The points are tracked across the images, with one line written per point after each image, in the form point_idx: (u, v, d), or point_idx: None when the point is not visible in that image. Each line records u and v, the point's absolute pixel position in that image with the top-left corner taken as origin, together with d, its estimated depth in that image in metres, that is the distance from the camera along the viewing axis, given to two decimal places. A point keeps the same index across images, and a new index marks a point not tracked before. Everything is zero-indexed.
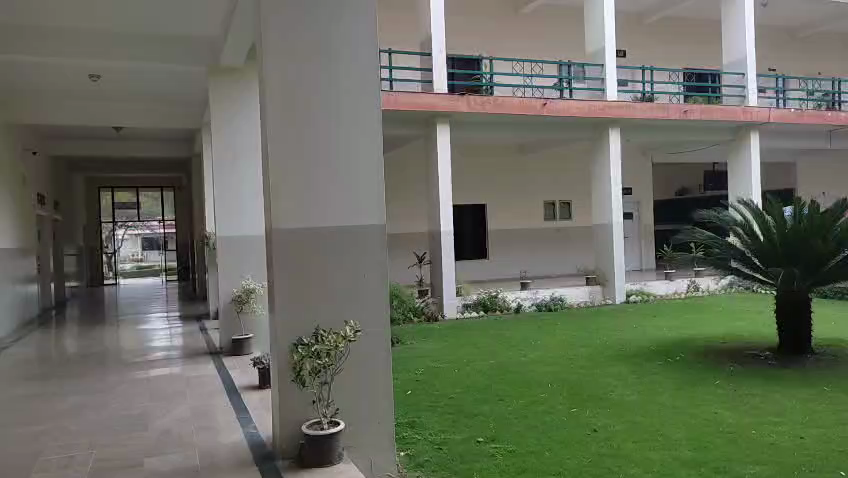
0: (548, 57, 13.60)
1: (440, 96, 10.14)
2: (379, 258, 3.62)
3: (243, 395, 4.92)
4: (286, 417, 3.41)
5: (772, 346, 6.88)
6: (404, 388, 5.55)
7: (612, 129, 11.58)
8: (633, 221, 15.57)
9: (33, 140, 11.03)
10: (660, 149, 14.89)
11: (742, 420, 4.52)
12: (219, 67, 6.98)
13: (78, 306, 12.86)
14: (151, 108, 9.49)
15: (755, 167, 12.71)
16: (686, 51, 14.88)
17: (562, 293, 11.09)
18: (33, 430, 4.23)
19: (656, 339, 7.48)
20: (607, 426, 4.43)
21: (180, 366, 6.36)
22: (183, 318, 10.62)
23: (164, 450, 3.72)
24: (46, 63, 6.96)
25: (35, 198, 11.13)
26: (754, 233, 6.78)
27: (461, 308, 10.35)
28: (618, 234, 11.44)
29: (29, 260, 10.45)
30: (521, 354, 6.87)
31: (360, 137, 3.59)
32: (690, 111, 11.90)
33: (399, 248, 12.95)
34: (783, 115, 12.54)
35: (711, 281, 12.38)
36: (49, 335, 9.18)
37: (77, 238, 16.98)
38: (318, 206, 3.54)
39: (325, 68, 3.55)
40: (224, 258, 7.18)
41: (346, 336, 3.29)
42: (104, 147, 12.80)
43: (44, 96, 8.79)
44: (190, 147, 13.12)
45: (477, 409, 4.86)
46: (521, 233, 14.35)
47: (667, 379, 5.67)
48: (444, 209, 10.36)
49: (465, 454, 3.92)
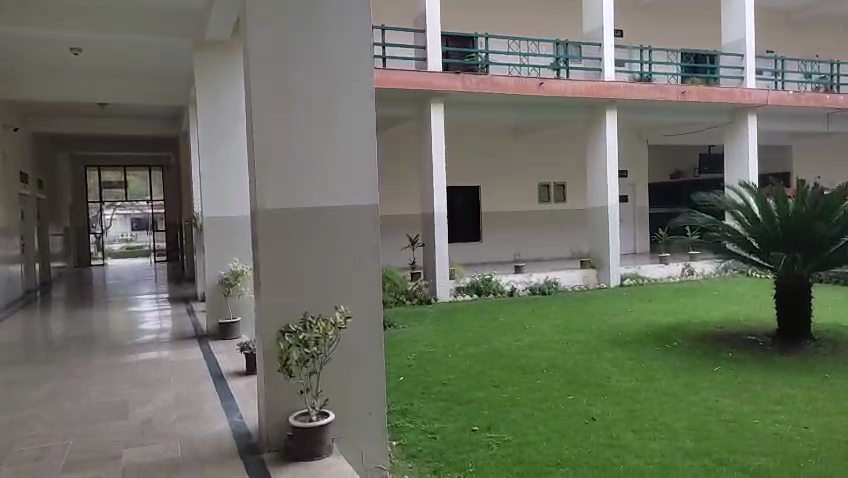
0: (544, 35, 13.34)
1: (433, 75, 9.89)
2: (372, 242, 3.42)
3: (229, 382, 4.74)
4: (272, 408, 3.23)
5: (770, 331, 6.78)
6: (396, 373, 5.40)
7: (609, 110, 11.33)
8: (628, 204, 15.45)
9: (15, 117, 10.71)
10: (657, 130, 14.71)
11: (741, 407, 4.41)
12: (205, 42, 6.72)
13: (63, 288, 12.59)
14: (136, 85, 9.21)
15: (753, 151, 12.54)
16: (684, 32, 14.67)
17: (556, 276, 10.99)
18: (9, 419, 4.04)
19: (652, 324, 7.34)
20: (605, 414, 4.30)
21: (168, 350, 6.19)
22: (172, 300, 10.41)
23: (145, 441, 3.54)
24: (23, 36, 6.69)
25: (17, 176, 10.83)
26: (756, 216, 6.61)
27: (455, 291, 10.23)
28: (615, 218, 11.29)
29: (13, 241, 10.21)
30: (516, 339, 6.72)
31: (350, 117, 3.38)
32: (687, 92, 11.71)
33: (392, 230, 12.77)
34: (781, 97, 12.38)
35: (706, 265, 12.27)
36: (33, 317, 8.95)
37: (63, 219, 16.68)
38: (309, 186, 3.34)
39: (314, 46, 3.32)
40: (210, 241, 6.98)
41: (336, 323, 3.10)
42: (89, 124, 12.50)
43: (24, 70, 8.51)
44: (177, 125, 12.82)
45: (472, 396, 4.72)
46: (516, 215, 14.19)
47: (665, 365, 5.54)
48: (437, 191, 10.15)
49: (459, 444, 3.77)
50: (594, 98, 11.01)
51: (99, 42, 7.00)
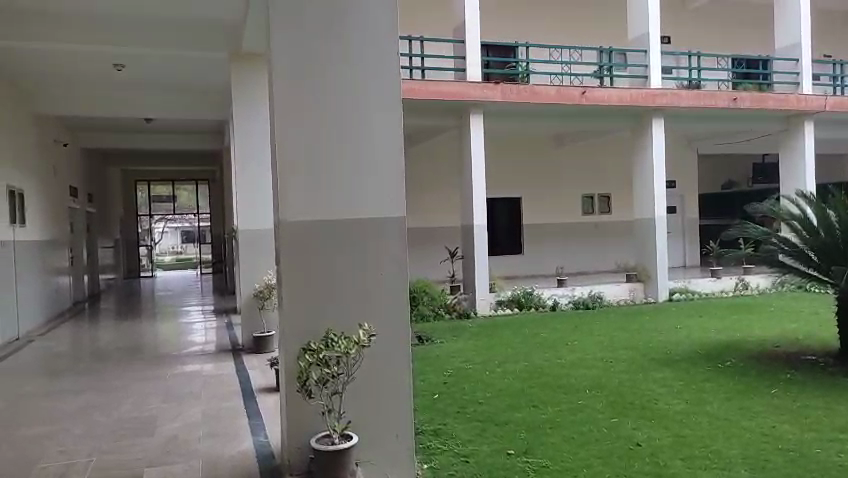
0: (588, 43, 13.04)
1: (473, 85, 9.74)
2: (398, 253, 3.28)
3: (258, 399, 4.65)
4: (294, 428, 3.10)
5: (831, 351, 6.35)
6: (430, 391, 5.23)
7: (656, 118, 10.94)
8: (677, 215, 14.92)
9: (64, 132, 11.01)
10: (707, 139, 14.19)
11: (802, 435, 4.07)
12: (240, 54, 6.73)
13: (112, 299, 12.84)
14: (179, 99, 9.38)
15: (810, 159, 11.92)
16: (734, 36, 14.16)
17: (601, 290, 10.63)
18: (35, 433, 4.03)
19: (702, 341, 6.96)
20: (651, 439, 4.02)
21: (205, 363, 6.16)
22: (215, 312, 10.50)
23: (169, 459, 3.47)
24: (65, 52, 6.85)
25: (66, 190, 11.13)
26: (814, 227, 6.22)
27: (495, 305, 10.00)
28: (662, 230, 10.88)
29: (61, 253, 10.48)
30: (558, 355, 6.47)
31: (374, 126, 3.26)
32: (739, 98, 11.22)
33: (431, 243, 12.63)
34: (840, 103, 11.77)
35: (761, 279, 11.72)
36: (79, 327, 9.12)
37: (113, 231, 17.13)
38: (332, 197, 3.22)
39: (337, 51, 3.22)
40: (245, 252, 6.96)
41: (359, 341, 2.96)
42: (134, 138, 12.79)
43: (70, 86, 8.73)
44: (219, 138, 12.99)
45: (508, 416, 4.50)
46: (560, 228, 13.88)
47: (716, 386, 5.22)
48: (477, 202, 9.96)
49: (496, 469, 3.57)
50: (638, 106, 10.66)
51: (138, 56, 7.12)
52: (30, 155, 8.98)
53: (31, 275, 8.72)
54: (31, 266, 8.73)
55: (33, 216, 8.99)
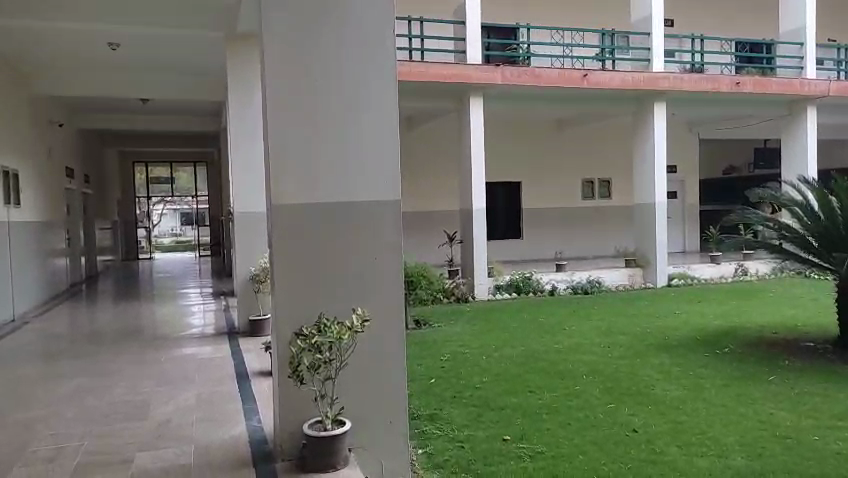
0: (590, 25, 12.89)
1: (473, 67, 9.60)
2: (393, 240, 3.22)
3: (253, 383, 4.62)
4: (286, 414, 3.07)
5: (830, 338, 6.30)
6: (427, 376, 5.19)
7: (657, 102, 10.83)
8: (677, 201, 14.84)
9: (59, 113, 10.89)
10: (708, 124, 14.07)
11: (799, 422, 4.04)
12: (236, 35, 6.63)
13: (109, 281, 12.79)
14: (175, 79, 9.27)
15: (812, 144, 11.82)
16: (738, 19, 13.99)
17: (599, 275, 10.59)
18: (28, 417, 3.99)
19: (700, 327, 6.93)
20: (648, 426, 3.99)
21: (201, 346, 6.14)
22: (212, 294, 10.45)
23: (160, 444, 3.43)
24: (58, 31, 6.74)
25: (62, 171, 11.02)
26: (817, 215, 6.15)
27: (493, 290, 9.95)
28: (661, 215, 10.82)
29: (57, 235, 10.40)
30: (557, 341, 6.44)
31: (369, 111, 3.18)
32: (742, 83, 11.08)
33: (430, 227, 12.57)
34: (844, 88, 11.63)
35: (760, 265, 11.67)
36: (74, 309, 9.07)
37: (110, 213, 17.04)
38: (326, 183, 3.15)
39: (332, 35, 3.13)
40: (241, 236, 6.91)
41: (352, 327, 2.91)
42: (130, 119, 12.66)
43: (65, 66, 8.62)
44: (217, 120, 12.87)
45: (504, 402, 4.47)
46: (560, 212, 13.82)
47: (714, 373, 5.18)
48: (475, 186, 9.88)
49: (490, 455, 3.53)
50: (639, 90, 10.52)
51: (132, 36, 7.03)
52: (25, 135, 8.88)
53: (26, 258, 8.64)
54: (27, 248, 8.66)
55: (28, 197, 8.90)
